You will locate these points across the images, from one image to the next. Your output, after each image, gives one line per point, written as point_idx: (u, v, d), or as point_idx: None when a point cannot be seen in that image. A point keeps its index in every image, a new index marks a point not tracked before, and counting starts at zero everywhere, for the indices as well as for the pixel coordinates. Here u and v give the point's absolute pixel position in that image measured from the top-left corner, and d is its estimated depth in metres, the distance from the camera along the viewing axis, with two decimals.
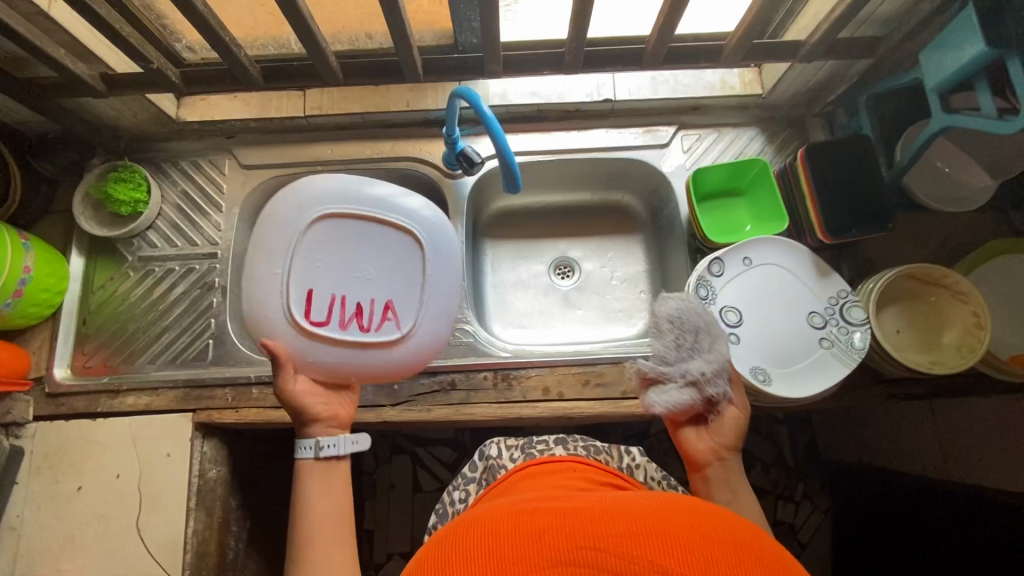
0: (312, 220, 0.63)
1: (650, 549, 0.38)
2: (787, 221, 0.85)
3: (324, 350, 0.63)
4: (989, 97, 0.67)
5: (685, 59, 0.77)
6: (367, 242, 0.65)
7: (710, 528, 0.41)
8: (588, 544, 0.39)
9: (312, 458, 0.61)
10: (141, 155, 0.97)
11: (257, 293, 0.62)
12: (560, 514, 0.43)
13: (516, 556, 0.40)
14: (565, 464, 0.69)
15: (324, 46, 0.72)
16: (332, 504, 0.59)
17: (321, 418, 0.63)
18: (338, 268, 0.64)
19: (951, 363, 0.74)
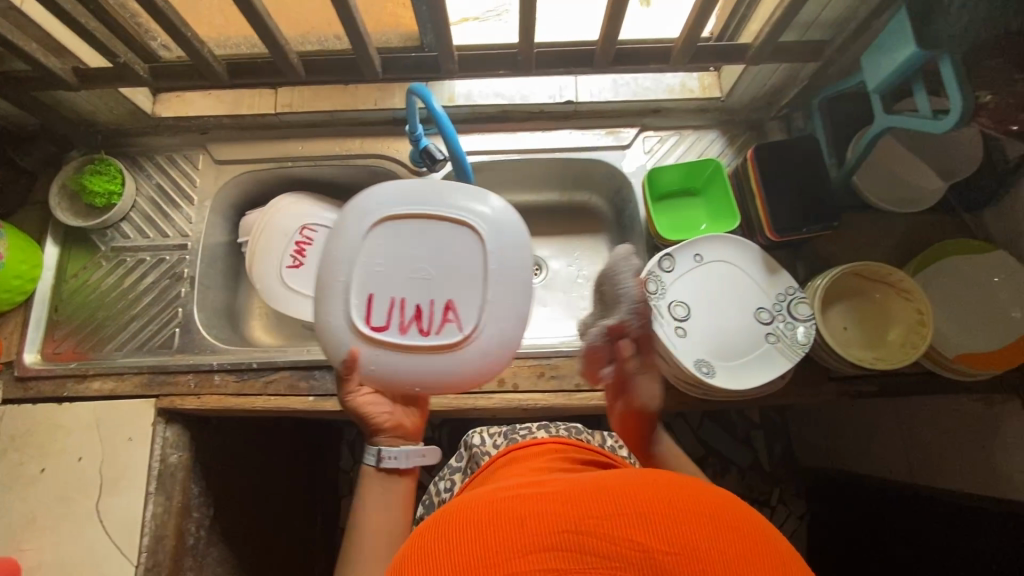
0: (370, 226, 0.65)
1: (629, 527, 0.39)
2: (739, 220, 0.87)
3: (387, 355, 0.64)
4: (924, 97, 0.69)
5: (635, 61, 0.80)
6: (424, 243, 0.65)
7: (684, 498, 0.42)
8: (570, 527, 0.40)
9: (373, 465, 0.66)
10: (118, 149, 1.00)
11: (322, 302, 0.65)
12: (538, 495, 0.44)
13: (498, 542, 0.40)
14: (546, 447, 0.69)
15: (286, 46, 0.76)
16: (385, 511, 0.64)
17: (389, 427, 0.67)
18: (398, 271, 0.65)
19: (895, 359, 0.75)
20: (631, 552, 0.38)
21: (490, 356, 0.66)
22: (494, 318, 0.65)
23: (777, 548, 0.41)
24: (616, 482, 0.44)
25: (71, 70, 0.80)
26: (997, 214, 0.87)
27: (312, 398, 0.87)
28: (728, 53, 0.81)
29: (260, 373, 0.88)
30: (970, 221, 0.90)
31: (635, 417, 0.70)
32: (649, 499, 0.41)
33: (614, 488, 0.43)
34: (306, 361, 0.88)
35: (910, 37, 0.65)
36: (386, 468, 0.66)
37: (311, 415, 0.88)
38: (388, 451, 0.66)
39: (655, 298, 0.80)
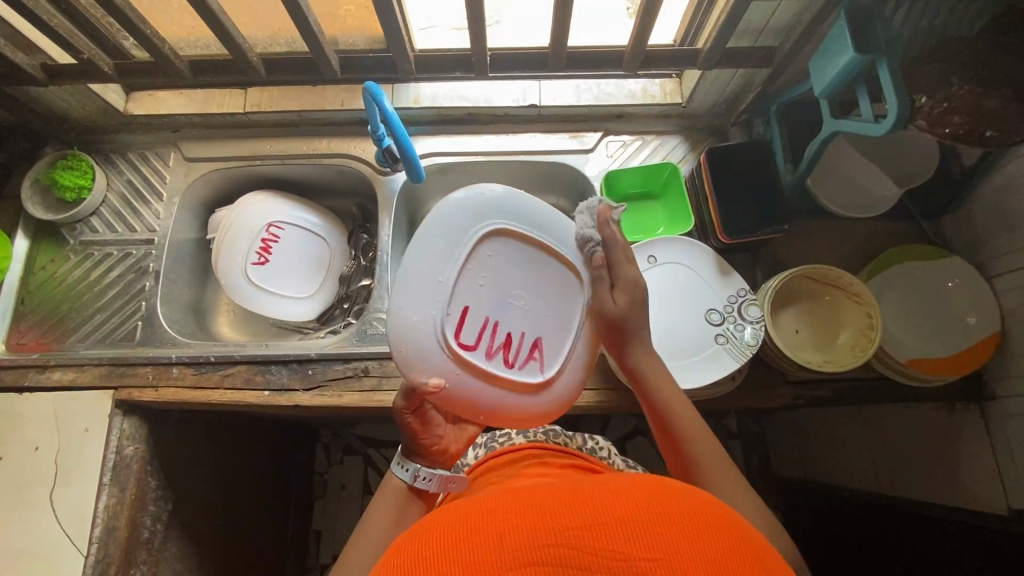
0: (488, 239, 0.64)
1: (609, 535, 0.36)
2: (693, 223, 0.88)
3: (469, 377, 0.63)
4: (867, 102, 0.70)
5: (588, 64, 0.82)
6: (527, 273, 0.67)
7: (665, 501, 0.38)
8: (550, 541, 0.36)
9: (406, 481, 0.62)
10: (92, 146, 1.02)
11: (418, 296, 0.60)
12: (513, 505, 0.40)
13: (471, 557, 0.36)
14: (525, 454, 0.72)
15: (245, 47, 0.79)
16: (394, 527, 0.60)
17: (436, 453, 0.64)
18: (498, 293, 0.65)
19: (844, 361, 0.75)
20: (612, 564, 0.34)
21: (556, 402, 0.69)
22: (569, 365, 0.70)
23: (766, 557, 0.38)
24: (596, 487, 0.40)
25: (41, 66, 0.83)
26: (954, 220, 0.88)
27: (268, 392, 0.87)
28: (680, 58, 0.82)
29: (218, 366, 0.89)
30: (928, 227, 0.91)
31: (610, 327, 0.68)
32: (629, 504, 0.38)
33: (594, 493, 0.39)
34: (263, 356, 0.88)
35: (847, 42, 0.67)
36: (418, 489, 0.63)
37: (266, 409, 0.88)
38: (426, 479, 0.62)
39: None
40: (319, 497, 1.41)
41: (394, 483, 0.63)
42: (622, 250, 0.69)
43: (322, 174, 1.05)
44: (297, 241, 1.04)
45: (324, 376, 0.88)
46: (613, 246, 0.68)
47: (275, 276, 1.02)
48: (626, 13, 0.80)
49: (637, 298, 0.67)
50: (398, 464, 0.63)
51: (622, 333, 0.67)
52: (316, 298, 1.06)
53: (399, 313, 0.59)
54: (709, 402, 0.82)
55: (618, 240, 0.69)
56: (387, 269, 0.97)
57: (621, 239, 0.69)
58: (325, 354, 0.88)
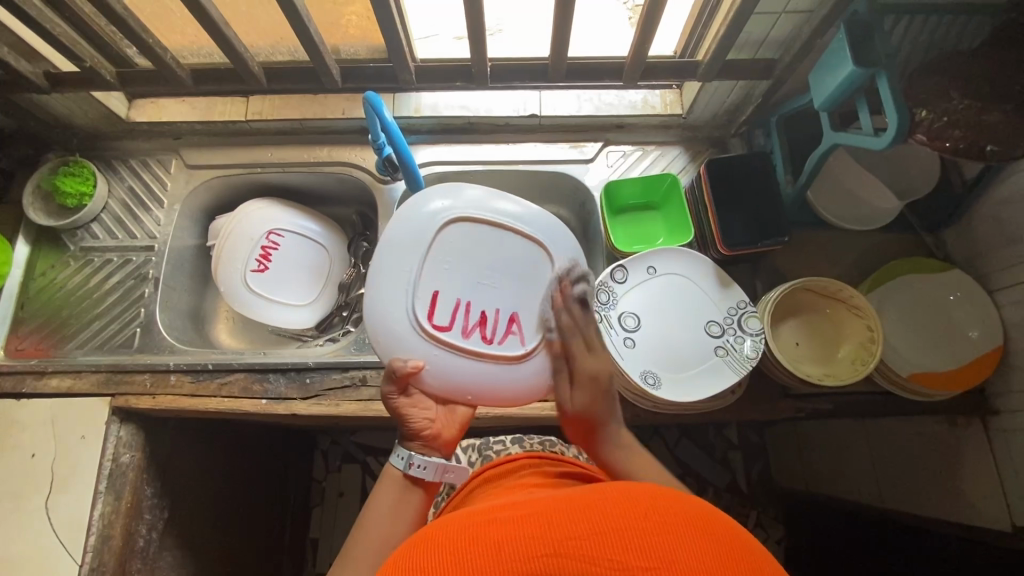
0: (449, 222, 0.64)
1: (607, 545, 0.36)
2: (693, 234, 0.87)
3: (446, 357, 0.63)
4: (867, 116, 0.70)
5: (589, 75, 0.82)
6: (498, 249, 0.65)
7: (664, 510, 0.39)
8: (549, 551, 0.36)
9: (400, 469, 0.62)
10: (94, 153, 1.03)
11: (388, 285, 0.62)
12: (514, 515, 0.40)
13: (472, 566, 0.36)
14: (522, 463, 0.69)
15: (247, 56, 0.79)
16: (394, 516, 0.60)
17: (429, 436, 0.63)
18: (469, 272, 0.64)
19: (842, 375, 0.75)
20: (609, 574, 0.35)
21: (548, 373, 0.66)
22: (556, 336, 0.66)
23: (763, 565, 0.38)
24: (596, 497, 0.41)
25: (44, 74, 0.83)
26: (954, 233, 0.87)
27: (265, 400, 0.87)
28: (681, 70, 0.83)
29: (216, 374, 0.89)
30: (929, 239, 0.90)
31: (573, 421, 0.65)
32: (628, 514, 0.38)
33: (593, 502, 0.40)
34: (261, 364, 0.88)
35: (847, 56, 0.67)
36: (414, 476, 0.62)
37: (263, 418, 0.88)
38: (419, 463, 0.61)
39: (606, 308, 0.80)
40: (316, 505, 1.40)
41: (392, 473, 0.62)
42: (580, 339, 0.65)
43: (323, 182, 1.05)
44: (297, 248, 1.04)
45: (322, 385, 0.87)
46: (568, 336, 0.65)
47: (274, 283, 1.02)
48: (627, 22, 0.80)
49: (598, 393, 0.64)
50: (392, 452, 0.63)
51: (588, 427, 0.64)
52: (314, 306, 1.06)
53: (374, 303, 0.63)
54: (708, 414, 0.81)
55: (577, 324, 0.65)
56: None
57: (579, 324, 0.65)
58: (323, 363, 0.88)
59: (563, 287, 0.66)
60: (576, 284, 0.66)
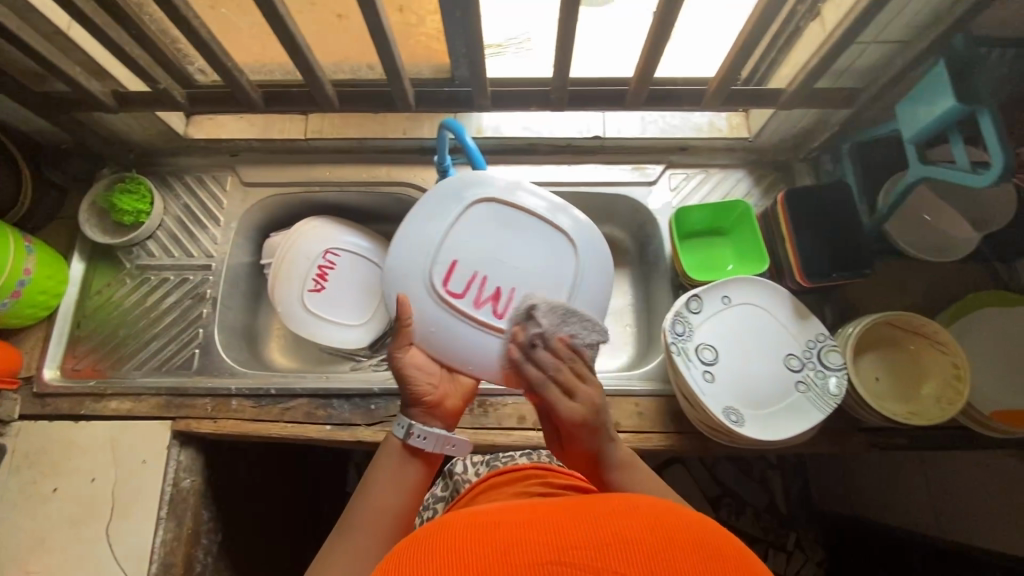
0: (482, 200, 0.70)
1: (612, 552, 0.34)
2: (768, 264, 0.85)
3: (456, 324, 0.66)
4: (962, 150, 0.68)
5: (669, 101, 0.81)
6: (523, 234, 0.70)
7: (671, 522, 0.37)
8: (548, 558, 0.33)
9: (401, 438, 0.59)
10: (149, 169, 1.01)
11: (416, 240, 0.68)
12: (514, 521, 0.38)
13: (469, 563, 0.34)
14: (527, 473, 0.68)
15: (323, 77, 0.78)
16: (396, 489, 0.56)
17: (428, 401, 0.61)
18: (492, 250, 0.69)
19: (930, 415, 0.73)
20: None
21: None
22: None
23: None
24: (599, 509, 0.39)
25: (112, 93, 0.82)
26: None
27: (330, 426, 0.86)
28: (759, 97, 0.81)
29: (278, 399, 0.87)
30: (1004, 270, 0.88)
31: (575, 461, 0.59)
32: (633, 523, 0.36)
33: (590, 513, 0.38)
34: (325, 389, 0.87)
35: (948, 91, 0.64)
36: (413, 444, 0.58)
37: (327, 444, 0.86)
38: (416, 428, 0.59)
39: (682, 340, 0.78)
40: None
41: (391, 443, 0.60)
42: (554, 388, 0.56)
43: (379, 202, 1.04)
44: (352, 266, 1.02)
45: (386, 411, 0.86)
46: (539, 391, 0.56)
47: (330, 302, 1.00)
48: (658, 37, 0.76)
49: (587, 436, 0.56)
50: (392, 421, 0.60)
51: (591, 465, 0.58)
52: (369, 325, 1.03)
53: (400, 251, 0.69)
54: (784, 449, 0.80)
55: (544, 372, 0.57)
56: None
57: (548, 374, 0.56)
58: (388, 389, 0.87)
59: (517, 339, 0.60)
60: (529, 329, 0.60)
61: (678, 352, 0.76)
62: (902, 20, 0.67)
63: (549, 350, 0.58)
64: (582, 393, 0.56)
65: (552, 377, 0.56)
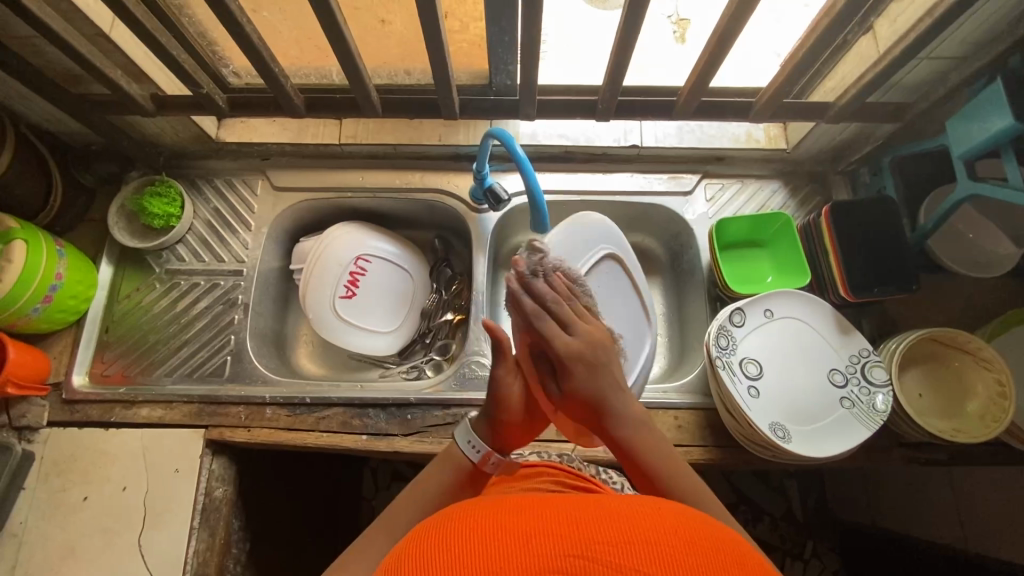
0: (615, 254, 0.86)
1: (634, 552, 0.33)
2: (808, 278, 0.86)
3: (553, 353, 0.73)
4: (1016, 168, 0.68)
5: (714, 112, 0.81)
6: (625, 299, 0.86)
7: (699, 535, 0.35)
8: (573, 551, 0.33)
9: (471, 459, 0.60)
10: (178, 172, 1.00)
11: (568, 248, 0.81)
12: (537, 510, 0.37)
13: (489, 552, 0.34)
14: (540, 470, 0.67)
15: (368, 83, 0.78)
16: (447, 499, 0.58)
17: (508, 423, 0.62)
18: (608, 300, 0.84)
19: (975, 432, 0.73)
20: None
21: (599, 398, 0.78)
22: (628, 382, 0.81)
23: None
24: (624, 507, 0.38)
25: (150, 96, 0.81)
26: None
27: (366, 437, 0.85)
28: (806, 110, 0.81)
29: (313, 408, 0.86)
30: None
31: (573, 407, 0.61)
32: (657, 528, 0.35)
33: (612, 509, 0.37)
34: (360, 399, 0.86)
35: (1006, 109, 0.64)
36: (477, 466, 0.60)
37: (362, 454, 0.85)
38: (487, 454, 0.60)
39: (726, 354, 0.77)
40: None
41: (452, 453, 0.61)
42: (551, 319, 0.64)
43: (411, 208, 1.03)
44: (382, 273, 1.01)
45: (423, 421, 0.85)
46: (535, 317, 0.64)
47: (361, 309, 0.99)
48: (672, 37, 0.81)
49: (584, 370, 0.60)
50: (465, 438, 0.61)
51: (589, 407, 0.60)
52: (399, 331, 1.03)
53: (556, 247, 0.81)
54: (826, 464, 0.79)
55: (542, 302, 0.66)
56: (482, 309, 0.95)
57: (545, 302, 0.66)
58: (425, 399, 0.86)
59: (517, 270, 0.70)
60: (529, 261, 0.72)
61: (723, 365, 0.76)
62: (959, 38, 0.67)
63: (548, 282, 0.69)
64: (578, 326, 0.64)
65: (549, 307, 0.66)
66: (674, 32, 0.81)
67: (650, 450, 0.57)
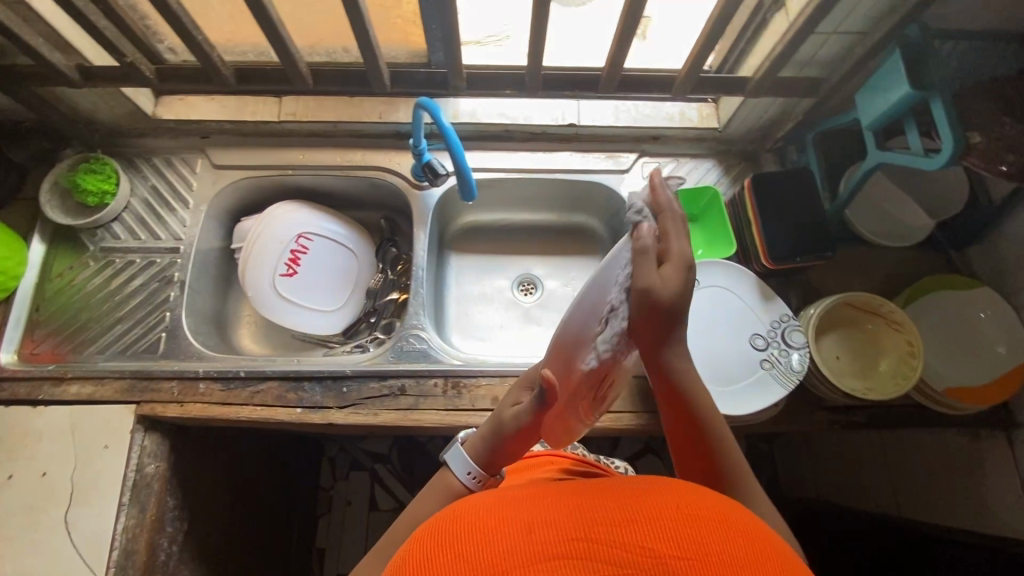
0: None
1: (641, 533, 0.34)
2: (735, 246, 0.88)
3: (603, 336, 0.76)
4: (917, 136, 0.71)
5: (640, 87, 0.83)
6: None
7: (694, 503, 0.37)
8: (579, 536, 0.34)
9: (469, 483, 0.60)
10: (114, 150, 0.99)
11: None
12: (544, 500, 0.38)
13: (499, 547, 0.34)
14: (543, 459, 0.66)
15: (296, 56, 0.78)
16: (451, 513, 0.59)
17: (506, 449, 0.59)
18: None
19: (886, 389, 0.76)
20: (642, 562, 0.33)
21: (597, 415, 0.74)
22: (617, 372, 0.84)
23: (798, 566, 0.35)
24: (625, 487, 0.40)
25: (76, 66, 0.80)
26: (980, 250, 0.88)
27: (300, 409, 0.85)
28: (728, 85, 0.84)
29: (248, 382, 0.86)
30: (955, 257, 0.91)
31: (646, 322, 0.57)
32: (659, 505, 0.37)
33: (613, 493, 0.39)
34: (296, 372, 0.86)
35: (903, 78, 0.68)
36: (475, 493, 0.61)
37: (297, 428, 0.85)
38: (484, 483, 0.61)
39: None
40: (324, 514, 1.37)
41: (448, 481, 0.61)
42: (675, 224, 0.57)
43: (354, 186, 1.03)
44: (324, 250, 1.02)
45: (359, 394, 0.85)
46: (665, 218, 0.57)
47: (302, 287, 1.00)
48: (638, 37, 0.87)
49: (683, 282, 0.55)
50: (456, 470, 0.61)
51: (664, 320, 0.56)
52: (343, 310, 1.03)
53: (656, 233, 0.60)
54: (752, 426, 0.81)
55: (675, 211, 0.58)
56: (422, 284, 0.96)
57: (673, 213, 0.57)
58: (361, 372, 0.86)
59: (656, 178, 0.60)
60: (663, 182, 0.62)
61: None
62: (861, 11, 0.70)
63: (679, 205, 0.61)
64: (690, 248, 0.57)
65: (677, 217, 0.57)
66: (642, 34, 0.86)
67: (693, 385, 0.60)
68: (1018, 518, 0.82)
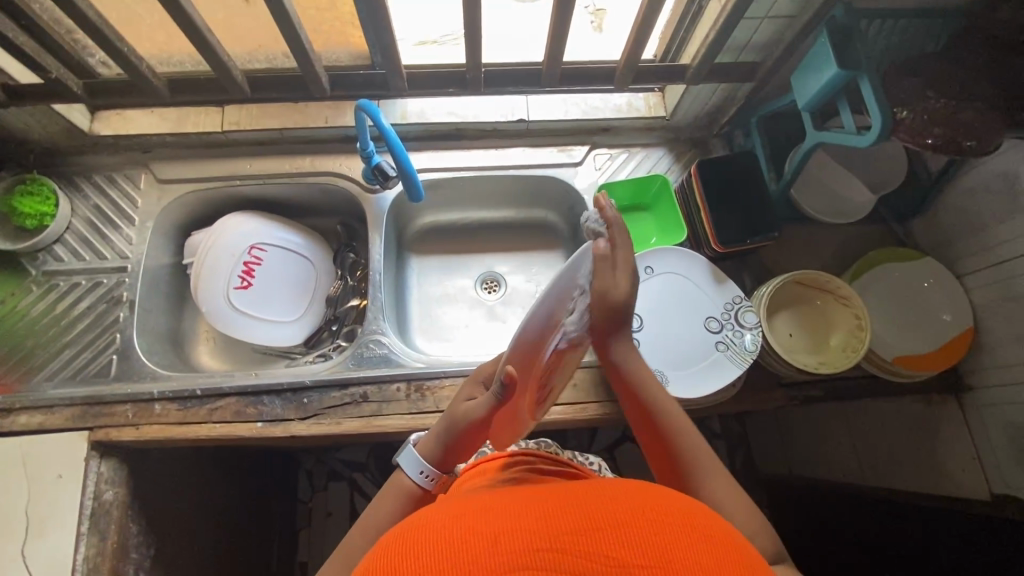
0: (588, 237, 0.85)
1: (607, 541, 0.34)
2: (685, 232, 0.89)
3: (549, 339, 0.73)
4: (849, 115, 0.73)
5: (581, 79, 0.84)
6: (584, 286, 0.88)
7: (660, 508, 0.37)
8: (546, 545, 0.34)
9: (420, 482, 0.59)
10: (52, 170, 0.96)
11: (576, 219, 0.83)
12: (509, 507, 0.38)
13: (465, 559, 0.34)
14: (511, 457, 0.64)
15: (231, 65, 0.77)
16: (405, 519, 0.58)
17: (459, 446, 0.59)
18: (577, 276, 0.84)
19: (838, 363, 0.78)
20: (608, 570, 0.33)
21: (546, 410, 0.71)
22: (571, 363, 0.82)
23: (760, 567, 0.36)
24: (593, 491, 0.39)
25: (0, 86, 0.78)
26: (922, 221, 0.91)
27: (261, 424, 0.83)
28: (669, 73, 0.85)
29: (205, 400, 0.84)
30: (899, 230, 0.94)
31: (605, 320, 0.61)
32: (626, 511, 0.37)
33: (582, 498, 0.39)
34: (254, 387, 0.84)
35: (832, 59, 0.69)
36: (429, 492, 0.60)
37: (259, 442, 0.84)
38: (438, 481, 0.60)
39: None
40: (303, 527, 1.35)
41: (402, 483, 0.60)
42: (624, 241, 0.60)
43: (306, 194, 1.02)
44: (278, 260, 1.00)
45: (320, 403, 0.84)
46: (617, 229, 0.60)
47: (259, 299, 0.98)
48: (590, 27, 0.85)
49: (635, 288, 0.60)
50: (409, 469, 0.59)
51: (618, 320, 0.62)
52: (302, 320, 1.02)
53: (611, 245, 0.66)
54: (712, 407, 0.83)
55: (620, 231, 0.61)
56: (380, 289, 0.95)
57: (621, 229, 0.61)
58: (320, 381, 0.85)
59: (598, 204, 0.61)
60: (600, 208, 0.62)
61: None
62: None
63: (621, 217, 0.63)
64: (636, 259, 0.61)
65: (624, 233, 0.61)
66: (592, 23, 0.85)
67: (642, 375, 0.64)
68: (969, 479, 0.85)
